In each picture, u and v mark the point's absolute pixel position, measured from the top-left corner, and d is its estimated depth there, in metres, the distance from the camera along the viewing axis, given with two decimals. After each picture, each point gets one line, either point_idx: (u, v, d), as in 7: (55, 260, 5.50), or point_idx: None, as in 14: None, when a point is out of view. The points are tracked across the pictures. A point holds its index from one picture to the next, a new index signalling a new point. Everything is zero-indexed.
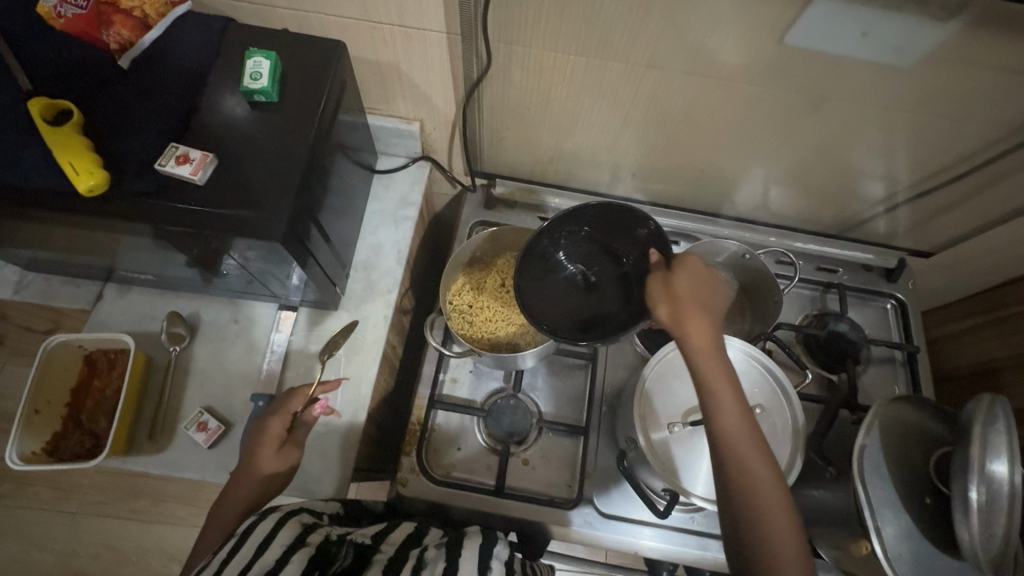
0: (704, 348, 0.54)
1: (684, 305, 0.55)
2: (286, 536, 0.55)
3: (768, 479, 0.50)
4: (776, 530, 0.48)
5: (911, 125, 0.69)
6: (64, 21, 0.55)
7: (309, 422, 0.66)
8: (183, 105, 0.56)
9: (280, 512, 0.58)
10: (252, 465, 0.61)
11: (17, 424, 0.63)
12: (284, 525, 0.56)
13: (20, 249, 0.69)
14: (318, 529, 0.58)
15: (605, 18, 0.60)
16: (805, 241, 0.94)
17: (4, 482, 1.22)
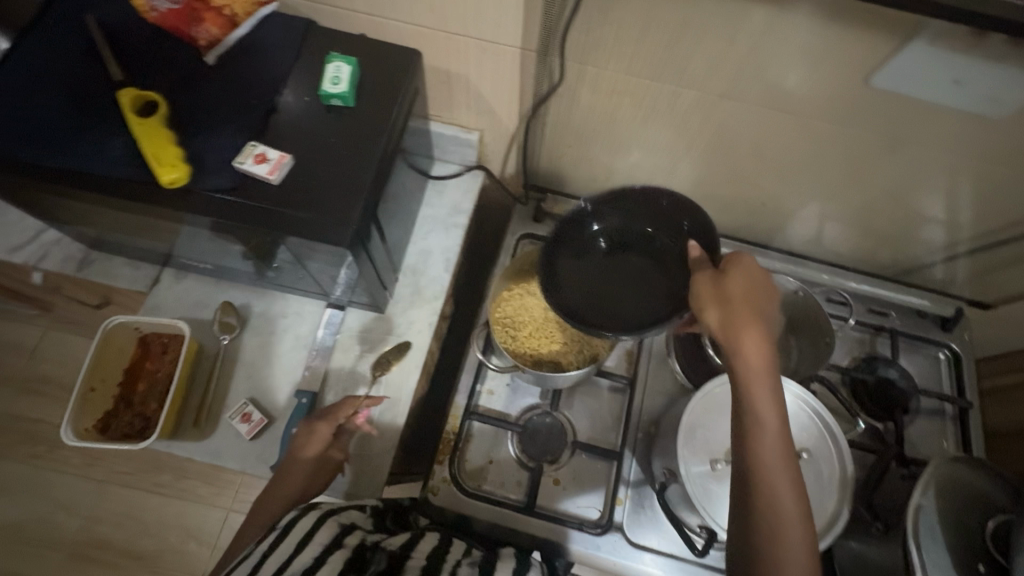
0: (756, 366, 0.49)
1: (738, 311, 0.50)
2: (325, 534, 0.55)
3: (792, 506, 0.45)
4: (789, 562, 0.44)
5: (989, 173, 0.67)
6: (156, 14, 0.57)
7: (353, 430, 0.69)
8: (263, 104, 0.57)
9: (320, 511, 0.58)
10: (298, 463, 0.63)
11: (74, 401, 0.65)
12: (323, 524, 0.56)
13: (89, 229, 0.71)
14: (355, 530, 0.58)
15: (685, 45, 0.59)
16: (859, 281, 0.91)
17: (39, 444, 1.27)
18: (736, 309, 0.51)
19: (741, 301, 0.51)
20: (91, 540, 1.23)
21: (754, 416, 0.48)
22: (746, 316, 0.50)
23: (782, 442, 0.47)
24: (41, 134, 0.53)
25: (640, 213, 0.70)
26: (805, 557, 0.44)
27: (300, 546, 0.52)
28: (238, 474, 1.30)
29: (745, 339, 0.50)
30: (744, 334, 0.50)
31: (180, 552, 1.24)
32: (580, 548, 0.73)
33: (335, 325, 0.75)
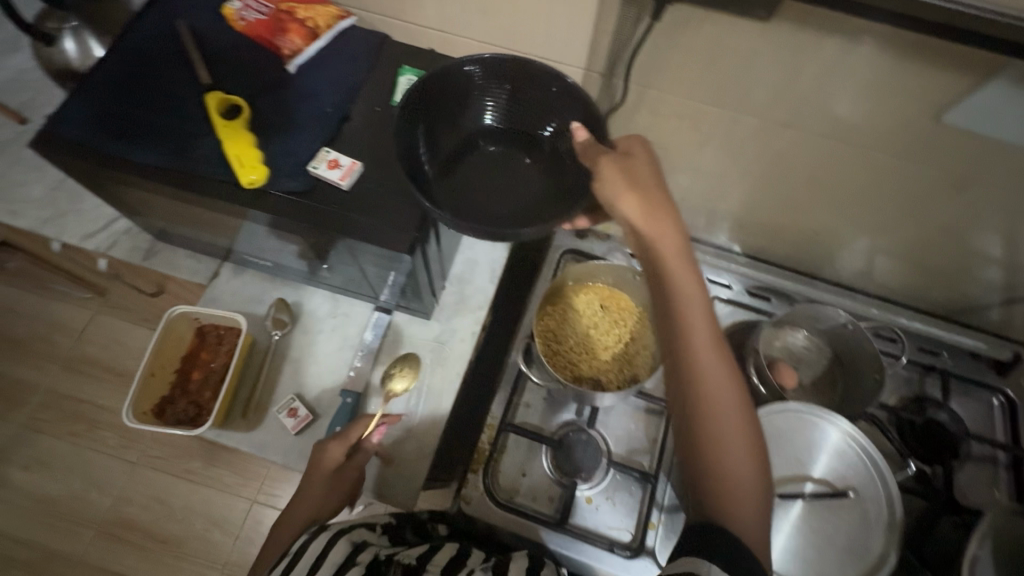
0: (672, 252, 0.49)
1: (650, 196, 0.51)
2: (337, 554, 0.57)
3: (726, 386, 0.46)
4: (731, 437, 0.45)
5: None
6: (243, 23, 0.61)
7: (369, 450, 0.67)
8: (337, 112, 0.59)
9: (332, 532, 0.60)
10: (311, 482, 0.63)
11: (137, 383, 0.67)
12: (334, 547, 0.58)
13: (157, 221, 0.75)
14: (367, 548, 0.60)
15: (751, 73, 0.60)
16: (910, 318, 0.88)
17: (80, 422, 1.32)
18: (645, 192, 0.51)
19: (646, 186, 0.52)
20: (120, 520, 1.26)
21: (682, 307, 0.47)
22: (653, 198, 0.51)
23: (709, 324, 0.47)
24: (132, 131, 0.56)
25: (534, 112, 0.63)
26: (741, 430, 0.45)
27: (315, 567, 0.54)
28: (265, 466, 1.32)
29: (660, 228, 0.50)
30: (655, 217, 0.50)
31: (203, 539, 1.27)
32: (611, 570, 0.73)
33: (380, 329, 0.76)
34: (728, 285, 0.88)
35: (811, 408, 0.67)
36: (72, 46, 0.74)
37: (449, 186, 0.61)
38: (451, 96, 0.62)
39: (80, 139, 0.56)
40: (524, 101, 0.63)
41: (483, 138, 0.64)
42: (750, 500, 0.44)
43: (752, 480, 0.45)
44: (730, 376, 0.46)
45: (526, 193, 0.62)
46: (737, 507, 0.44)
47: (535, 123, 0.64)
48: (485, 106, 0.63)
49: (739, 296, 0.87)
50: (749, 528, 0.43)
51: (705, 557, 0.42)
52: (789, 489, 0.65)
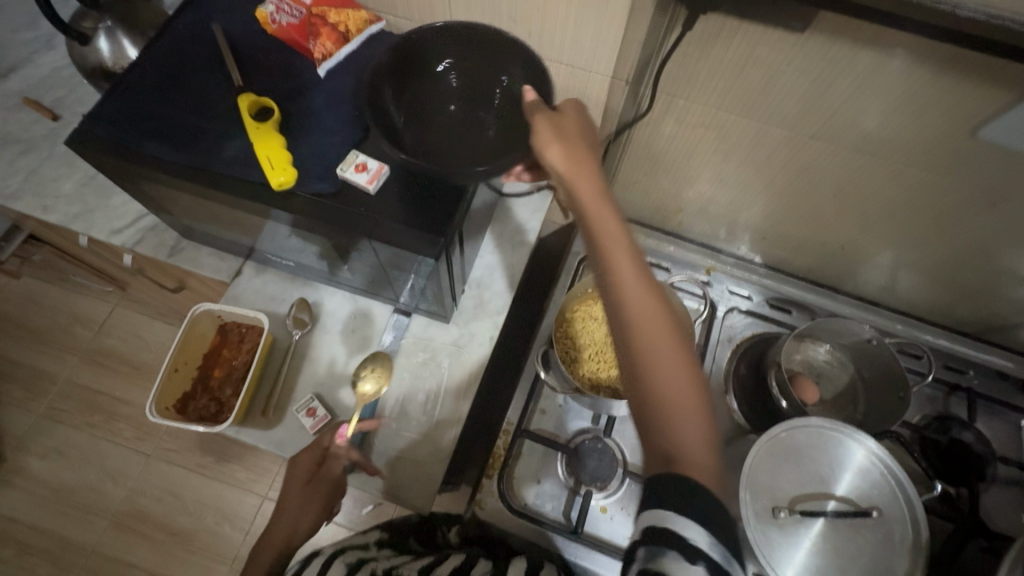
0: (592, 193, 0.51)
1: (573, 143, 0.53)
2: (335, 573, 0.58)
3: (652, 314, 0.46)
4: (664, 364, 0.44)
5: None
6: (275, 26, 0.62)
7: (339, 460, 0.67)
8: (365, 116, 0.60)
9: (324, 555, 0.62)
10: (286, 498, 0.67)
11: (162, 377, 0.68)
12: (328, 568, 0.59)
13: (183, 218, 0.76)
14: (363, 566, 0.61)
15: (782, 84, 0.59)
16: (936, 335, 0.87)
17: (98, 414, 1.34)
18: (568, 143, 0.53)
19: (572, 136, 0.54)
20: (134, 511, 1.28)
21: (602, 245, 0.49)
22: (577, 151, 0.53)
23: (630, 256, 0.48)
24: (165, 131, 0.57)
25: (484, 70, 0.62)
26: (672, 356, 0.44)
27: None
28: (276, 463, 1.33)
29: (581, 172, 0.52)
30: (576, 168, 0.52)
31: (213, 534, 1.28)
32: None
33: (400, 331, 0.77)
34: (747, 296, 0.89)
35: (835, 424, 0.66)
36: (106, 45, 0.75)
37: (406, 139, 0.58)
38: (409, 61, 0.61)
39: (114, 138, 0.57)
40: (476, 60, 0.62)
41: (443, 99, 0.62)
42: (692, 427, 0.43)
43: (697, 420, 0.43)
44: (662, 313, 0.46)
45: (484, 147, 0.59)
46: (684, 448, 0.42)
47: (488, 80, 0.62)
48: (443, 72, 0.63)
49: (759, 307, 0.88)
50: (703, 472, 0.41)
51: (671, 508, 0.39)
52: (809, 506, 0.64)
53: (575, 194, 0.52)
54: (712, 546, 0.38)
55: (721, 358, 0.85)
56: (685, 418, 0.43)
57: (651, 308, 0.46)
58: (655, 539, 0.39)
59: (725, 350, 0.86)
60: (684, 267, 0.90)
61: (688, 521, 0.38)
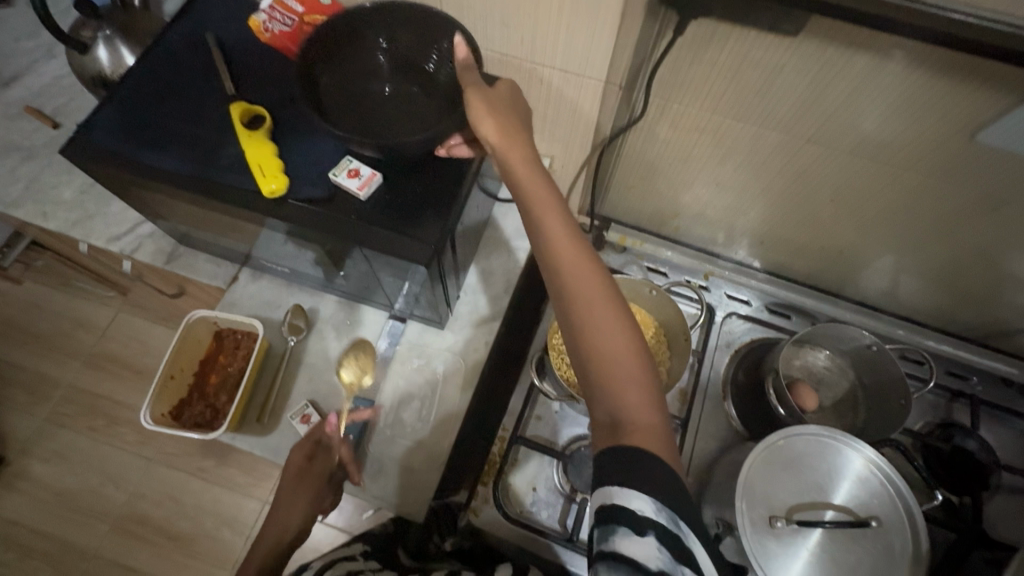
0: (523, 166, 0.52)
1: (506, 119, 0.54)
2: None
3: (589, 283, 0.47)
4: (604, 333, 0.46)
5: None
6: (269, 34, 0.62)
7: (331, 448, 0.68)
8: None
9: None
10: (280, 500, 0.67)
11: (155, 386, 0.67)
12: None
13: (180, 225, 0.76)
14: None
15: (776, 88, 0.59)
16: (939, 341, 0.86)
17: (100, 418, 1.35)
18: (502, 119, 0.53)
19: (505, 110, 0.54)
20: (134, 515, 1.28)
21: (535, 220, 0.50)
22: (512, 127, 0.53)
23: (562, 228, 0.49)
24: (158, 139, 0.58)
25: (414, 44, 0.58)
26: (610, 324, 0.46)
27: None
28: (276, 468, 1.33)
29: (513, 147, 0.52)
30: (510, 143, 0.53)
31: (213, 538, 1.28)
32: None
33: (395, 337, 0.77)
34: (746, 301, 0.89)
35: (833, 432, 0.65)
36: (105, 54, 0.75)
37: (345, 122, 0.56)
38: (337, 40, 0.57)
39: (108, 147, 0.57)
40: (404, 36, 0.58)
41: (377, 80, 0.59)
42: (635, 395, 0.44)
43: (641, 389, 0.45)
44: (598, 282, 0.47)
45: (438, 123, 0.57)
46: (630, 418, 0.44)
47: (420, 57, 0.59)
48: (375, 48, 0.59)
49: (758, 313, 0.88)
50: (651, 439, 0.42)
51: (614, 485, 0.41)
52: (806, 515, 0.63)
53: (511, 170, 0.52)
54: (659, 513, 0.39)
55: (719, 364, 0.85)
56: (629, 387, 0.45)
57: (589, 280, 0.47)
58: (607, 518, 0.40)
59: (724, 355, 0.85)
60: (681, 272, 0.89)
61: (634, 493, 0.40)
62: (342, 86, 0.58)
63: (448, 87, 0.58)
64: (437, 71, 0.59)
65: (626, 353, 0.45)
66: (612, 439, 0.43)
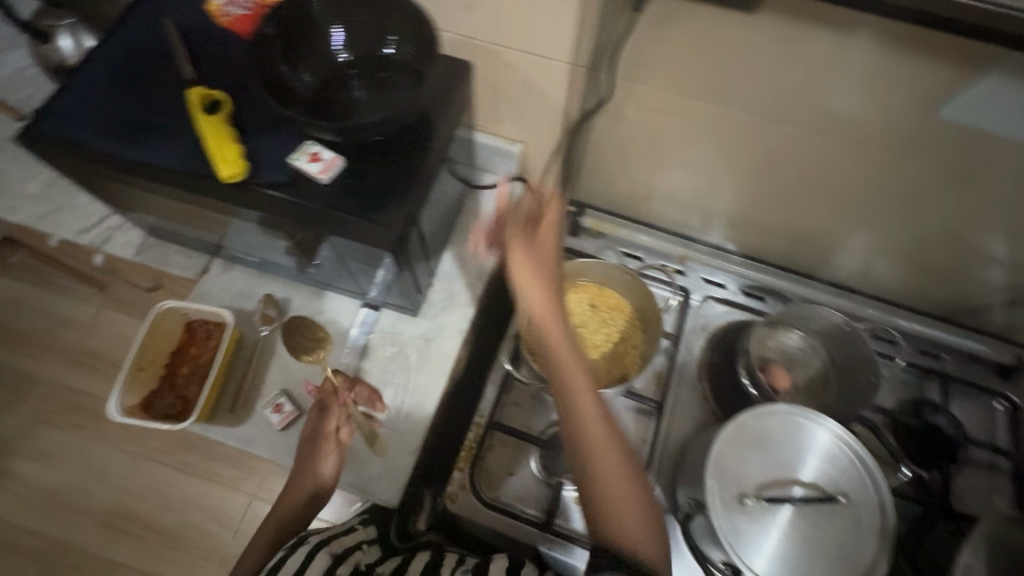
0: (540, 290, 0.60)
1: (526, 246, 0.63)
2: (315, 567, 0.60)
3: (592, 410, 0.55)
4: (604, 476, 0.52)
5: None
6: (228, 18, 0.61)
7: (332, 407, 0.68)
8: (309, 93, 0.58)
9: (309, 545, 0.63)
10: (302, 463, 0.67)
11: (123, 377, 0.68)
12: (312, 560, 0.61)
13: (150, 216, 0.75)
14: (347, 559, 0.63)
15: (740, 67, 0.59)
16: (910, 319, 0.86)
17: (84, 415, 1.34)
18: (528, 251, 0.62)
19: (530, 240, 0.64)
20: (122, 511, 1.28)
21: (550, 339, 0.58)
22: (537, 258, 0.62)
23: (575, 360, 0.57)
24: (116, 127, 0.57)
25: (373, 23, 0.58)
26: (610, 461, 0.53)
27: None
28: (263, 462, 1.33)
29: (528, 278, 0.60)
30: (527, 268, 0.61)
31: (200, 532, 1.28)
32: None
33: (369, 324, 0.77)
34: (722, 284, 0.89)
35: (799, 409, 0.66)
36: (68, 42, 0.74)
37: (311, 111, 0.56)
38: (292, 27, 0.57)
39: (65, 134, 0.56)
40: (363, 16, 0.58)
41: (336, 61, 0.58)
42: (626, 507, 0.52)
43: (635, 502, 0.52)
44: (603, 422, 0.55)
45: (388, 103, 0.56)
46: (625, 525, 0.51)
47: (377, 43, 0.58)
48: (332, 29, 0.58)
49: (733, 296, 0.88)
50: (633, 525, 0.51)
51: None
52: (776, 493, 0.63)
53: (524, 293, 0.60)
54: None
55: (694, 347, 0.85)
56: (624, 498, 0.52)
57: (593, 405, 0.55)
58: None
59: (699, 338, 0.86)
60: (657, 257, 0.89)
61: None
62: (297, 63, 0.57)
63: (404, 65, 0.57)
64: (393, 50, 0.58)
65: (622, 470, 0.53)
66: (598, 528, 0.51)
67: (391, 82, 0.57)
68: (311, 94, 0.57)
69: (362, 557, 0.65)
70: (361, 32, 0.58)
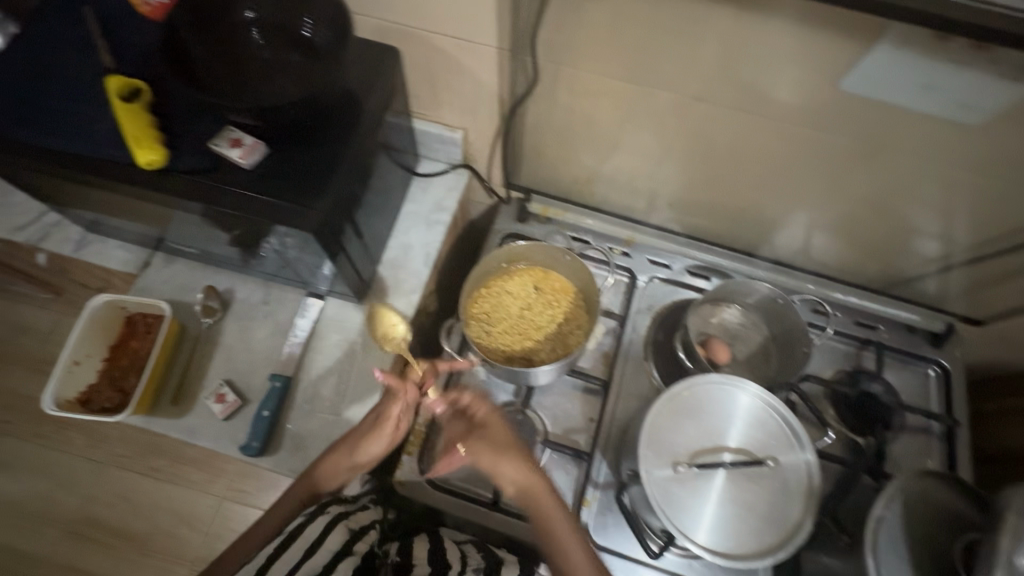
0: (512, 469, 0.67)
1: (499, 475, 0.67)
2: (333, 539, 0.65)
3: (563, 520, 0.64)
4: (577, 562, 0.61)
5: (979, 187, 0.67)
6: (150, 8, 0.58)
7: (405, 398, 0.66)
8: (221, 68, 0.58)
9: (331, 515, 0.68)
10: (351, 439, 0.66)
11: (56, 372, 0.68)
12: (333, 528, 0.66)
13: (86, 212, 0.74)
14: (364, 536, 0.67)
15: (655, 45, 0.61)
16: (845, 292, 0.90)
17: (47, 423, 1.31)
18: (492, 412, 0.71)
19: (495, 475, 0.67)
20: (91, 518, 1.26)
21: (537, 497, 0.65)
22: (495, 425, 0.70)
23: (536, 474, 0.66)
24: (34, 117, 0.57)
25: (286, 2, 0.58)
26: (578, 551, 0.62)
27: (308, 555, 0.61)
28: (231, 463, 1.31)
29: (504, 471, 0.67)
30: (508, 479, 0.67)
31: (170, 536, 1.26)
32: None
33: (310, 313, 0.77)
34: (667, 265, 0.89)
35: (726, 377, 0.68)
36: None
37: (223, 90, 0.56)
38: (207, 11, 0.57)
39: None
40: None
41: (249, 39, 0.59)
42: None
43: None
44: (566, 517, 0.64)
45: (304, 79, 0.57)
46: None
47: (294, 25, 0.59)
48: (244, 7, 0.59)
49: (678, 275, 0.88)
50: None
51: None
52: (707, 460, 0.65)
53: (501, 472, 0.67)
54: None
55: (640, 326, 0.86)
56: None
57: (557, 513, 0.64)
58: None
59: (645, 318, 0.86)
60: (603, 239, 0.90)
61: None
62: (211, 39, 0.58)
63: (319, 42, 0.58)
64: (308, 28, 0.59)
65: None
66: None
67: (305, 58, 0.58)
68: (223, 68, 0.57)
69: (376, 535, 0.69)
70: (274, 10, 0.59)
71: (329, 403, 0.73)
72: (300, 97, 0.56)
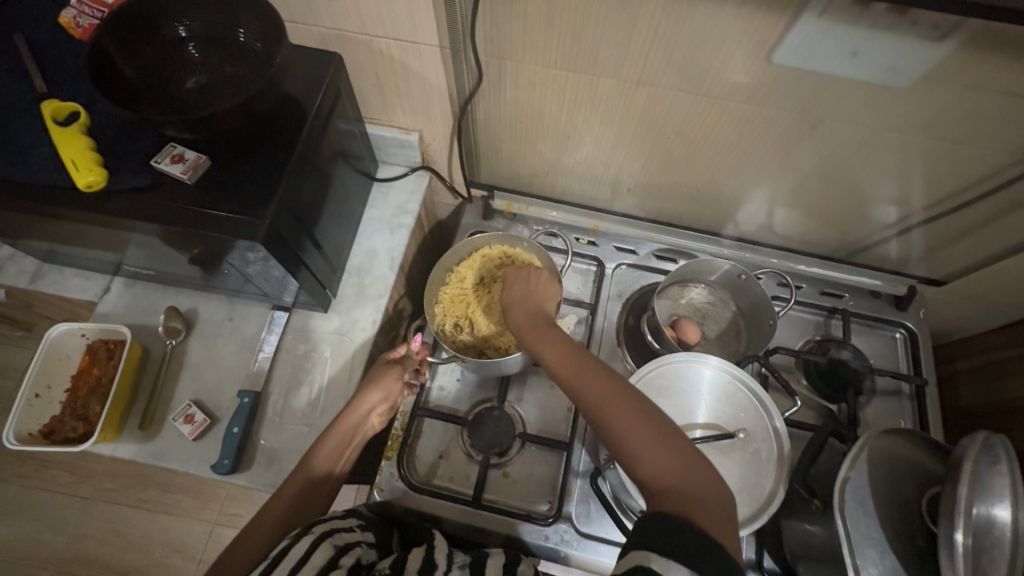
0: (531, 329, 0.62)
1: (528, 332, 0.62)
2: (321, 556, 0.54)
3: (585, 361, 0.55)
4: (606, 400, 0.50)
5: (926, 151, 0.67)
6: (81, 29, 0.62)
7: (411, 354, 0.76)
8: (157, 83, 0.58)
9: (315, 532, 0.57)
10: (357, 401, 0.69)
11: (18, 405, 0.69)
12: (318, 546, 0.55)
13: (40, 243, 0.72)
14: (352, 551, 0.58)
15: (589, 32, 0.61)
16: (809, 263, 0.91)
17: (27, 464, 1.27)
18: (522, 305, 0.66)
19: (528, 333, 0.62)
20: (78, 557, 1.21)
21: (549, 349, 0.58)
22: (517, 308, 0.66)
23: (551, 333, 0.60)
24: None
25: (223, 13, 0.59)
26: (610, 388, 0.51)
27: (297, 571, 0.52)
28: (222, 487, 1.28)
29: (528, 329, 0.62)
30: (531, 337, 0.61)
31: (164, 567, 1.22)
32: (559, 541, 0.69)
33: (279, 327, 0.77)
34: (634, 250, 0.90)
35: (684, 354, 0.70)
36: None
37: (161, 109, 0.57)
38: (134, 28, 0.57)
39: None
40: (209, 12, 0.60)
41: (183, 56, 0.60)
42: (666, 465, 0.46)
43: (659, 449, 0.47)
44: (588, 362, 0.54)
45: (244, 85, 0.59)
46: (663, 476, 0.45)
47: (228, 37, 0.60)
48: (176, 21, 0.59)
49: (645, 260, 0.89)
50: (672, 475, 0.45)
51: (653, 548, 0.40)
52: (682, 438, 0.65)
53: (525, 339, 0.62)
54: None
55: (612, 314, 0.85)
56: (645, 445, 0.47)
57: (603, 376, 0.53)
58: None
59: (616, 305, 0.86)
60: (569, 230, 0.91)
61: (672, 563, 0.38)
62: (140, 52, 0.58)
63: (260, 54, 0.60)
64: (249, 45, 0.60)
65: (652, 439, 0.47)
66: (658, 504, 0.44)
67: (246, 70, 0.60)
68: (157, 82, 0.59)
69: (364, 551, 0.60)
70: (210, 23, 0.60)
71: (302, 414, 0.73)
72: (238, 107, 0.56)
